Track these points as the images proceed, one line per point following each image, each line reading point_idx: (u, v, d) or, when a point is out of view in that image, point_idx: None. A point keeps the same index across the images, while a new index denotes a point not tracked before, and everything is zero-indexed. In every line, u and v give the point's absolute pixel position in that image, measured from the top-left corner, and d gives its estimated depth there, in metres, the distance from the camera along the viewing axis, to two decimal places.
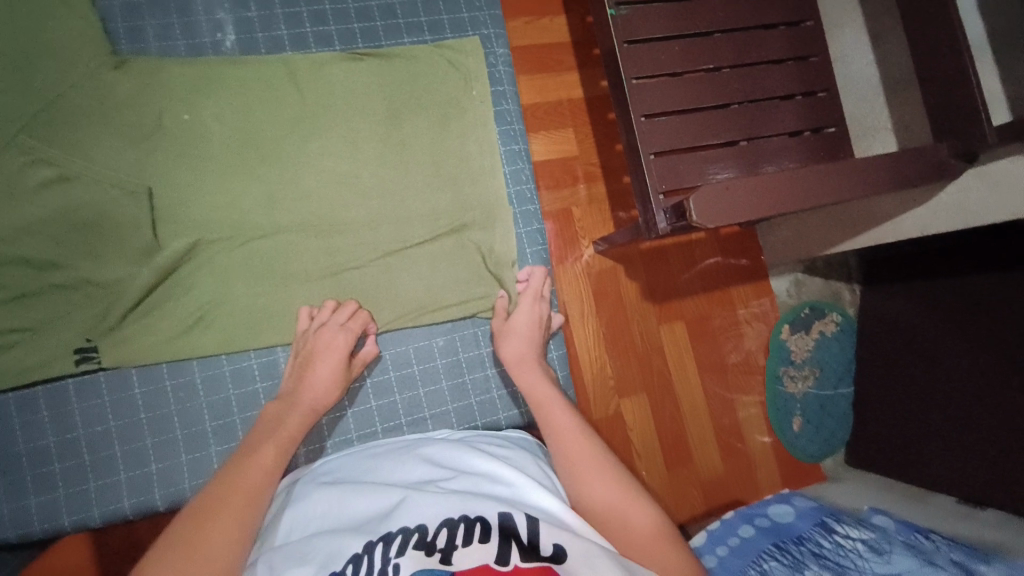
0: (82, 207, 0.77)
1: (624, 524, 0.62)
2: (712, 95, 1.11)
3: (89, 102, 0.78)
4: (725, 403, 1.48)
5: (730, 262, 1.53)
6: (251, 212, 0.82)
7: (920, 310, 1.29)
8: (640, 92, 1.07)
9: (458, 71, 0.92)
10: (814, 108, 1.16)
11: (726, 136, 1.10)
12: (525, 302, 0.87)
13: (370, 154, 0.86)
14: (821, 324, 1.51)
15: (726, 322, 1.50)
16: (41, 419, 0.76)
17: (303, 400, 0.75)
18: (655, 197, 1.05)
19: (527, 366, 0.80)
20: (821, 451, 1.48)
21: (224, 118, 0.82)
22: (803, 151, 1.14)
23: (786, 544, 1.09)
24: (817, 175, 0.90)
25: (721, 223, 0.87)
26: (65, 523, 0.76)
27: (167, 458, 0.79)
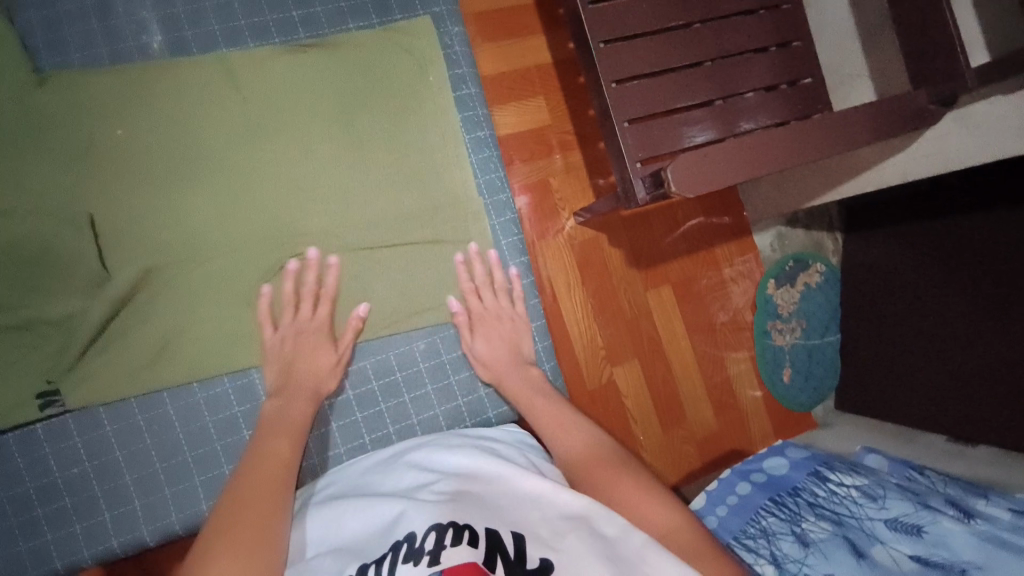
0: (21, 242, 0.71)
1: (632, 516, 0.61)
2: (684, 54, 1.05)
3: (15, 126, 0.72)
4: (715, 361, 1.47)
5: (711, 221, 1.50)
6: (205, 228, 0.76)
7: (905, 255, 1.28)
8: (609, 58, 1.01)
9: (411, 56, 0.86)
10: (789, 60, 1.11)
11: (701, 96, 1.06)
12: (478, 332, 0.85)
13: (326, 155, 0.81)
14: (806, 276, 1.50)
15: (712, 282, 1.49)
16: (14, 468, 0.72)
17: (297, 387, 0.75)
18: (632, 166, 1.01)
19: (507, 375, 0.83)
20: (812, 399, 1.50)
21: (163, 130, 0.76)
22: (781, 107, 1.10)
23: (782, 497, 1.10)
24: (797, 133, 0.87)
25: (701, 191, 0.83)
26: (56, 566, 0.72)
27: (151, 493, 0.75)
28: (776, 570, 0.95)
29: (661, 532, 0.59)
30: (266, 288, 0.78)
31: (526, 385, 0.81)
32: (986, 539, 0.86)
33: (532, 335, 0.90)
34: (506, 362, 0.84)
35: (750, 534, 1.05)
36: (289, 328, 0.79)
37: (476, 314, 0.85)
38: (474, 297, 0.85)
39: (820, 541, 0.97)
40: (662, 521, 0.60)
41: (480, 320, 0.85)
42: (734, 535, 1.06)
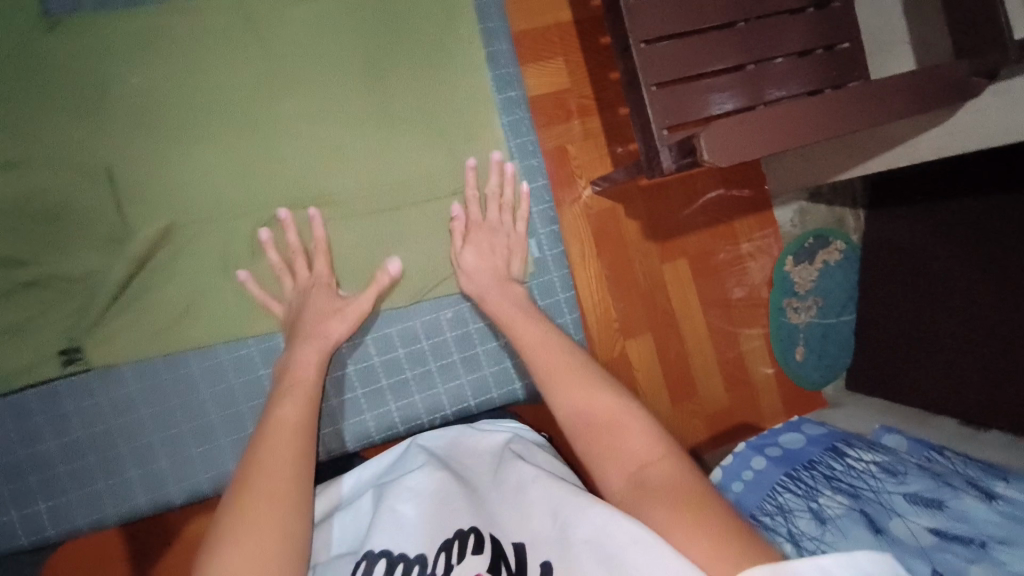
0: (38, 195, 0.68)
1: (624, 451, 0.58)
2: (716, 14, 1.00)
3: (27, 72, 0.68)
4: (730, 337, 1.46)
5: (729, 194, 1.46)
6: (227, 187, 0.73)
7: (927, 236, 1.24)
8: (639, 15, 0.96)
9: (440, 8, 0.81)
10: (826, 23, 1.06)
11: (730, 60, 1.01)
12: (471, 244, 0.80)
13: (350, 113, 0.77)
14: (825, 253, 1.47)
15: (730, 257, 1.46)
16: (37, 425, 0.71)
17: (313, 339, 0.71)
18: (658, 133, 0.97)
19: (486, 291, 0.77)
20: (823, 377, 1.49)
21: (180, 81, 0.72)
22: (816, 72, 1.05)
23: (798, 472, 1.09)
24: (831, 104, 0.83)
25: (734, 159, 0.80)
26: (80, 525, 0.72)
27: (176, 452, 0.74)
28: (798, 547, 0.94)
29: (641, 462, 0.56)
30: (244, 272, 0.74)
31: (508, 298, 0.75)
32: (1007, 517, 0.85)
33: (561, 306, 0.87)
34: (491, 273, 0.79)
35: (767, 510, 1.04)
36: (302, 286, 0.75)
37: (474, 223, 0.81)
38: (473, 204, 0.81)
39: (838, 515, 0.96)
40: (644, 450, 0.57)
41: (477, 230, 0.80)
42: (753, 511, 1.05)
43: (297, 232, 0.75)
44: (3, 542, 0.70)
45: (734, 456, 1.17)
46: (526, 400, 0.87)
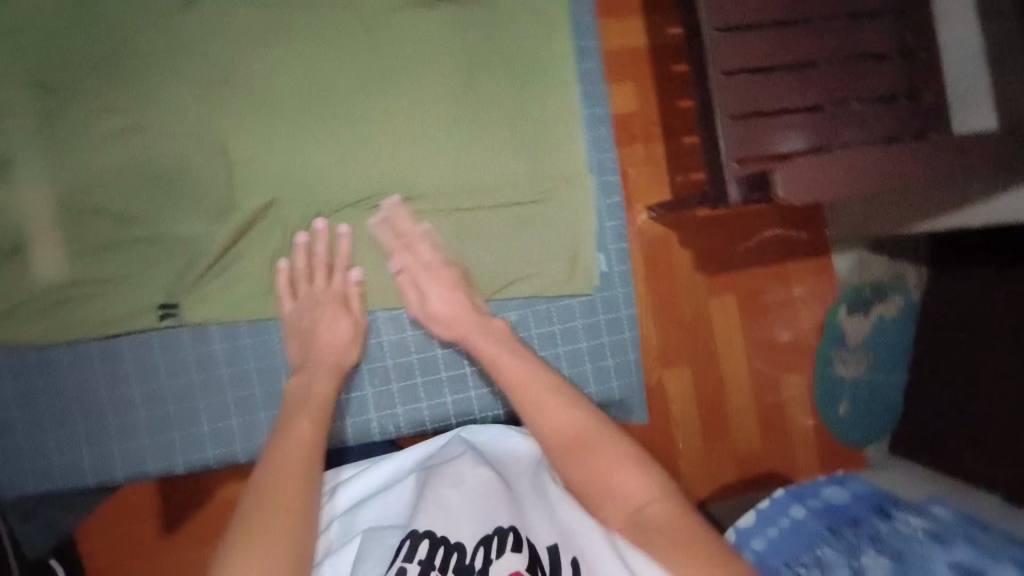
0: (157, 158, 0.73)
1: (614, 496, 0.58)
2: (798, 52, 1.00)
3: (158, 44, 0.74)
4: (771, 380, 1.43)
5: (786, 235, 1.44)
6: (322, 170, 0.77)
7: (980, 299, 1.24)
8: (722, 47, 0.98)
9: (539, 21, 0.82)
10: (911, 72, 1.04)
11: (810, 99, 1.00)
12: (431, 287, 0.77)
13: (442, 113, 0.80)
14: (883, 307, 1.40)
15: (780, 298, 1.43)
16: (126, 369, 0.76)
17: (320, 362, 0.73)
18: (729, 165, 0.98)
19: (466, 330, 0.74)
20: (866, 435, 1.42)
21: (292, 67, 0.77)
22: (897, 120, 1.03)
23: (840, 529, 1.06)
24: (898, 157, 0.85)
25: (803, 199, 0.83)
26: (150, 471, 0.76)
27: (246, 414, 0.78)
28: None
29: (637, 505, 0.57)
30: (302, 236, 0.77)
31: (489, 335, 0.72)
32: None
33: (621, 322, 0.87)
34: (461, 310, 0.76)
35: (803, 560, 1.00)
36: (307, 299, 0.76)
37: (435, 268, 0.78)
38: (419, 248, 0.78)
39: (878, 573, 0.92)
40: (636, 491, 0.58)
41: (425, 276, 0.77)
42: (787, 559, 1.02)
43: (318, 241, 0.77)
44: (72, 479, 0.75)
45: (771, 501, 1.15)
46: None
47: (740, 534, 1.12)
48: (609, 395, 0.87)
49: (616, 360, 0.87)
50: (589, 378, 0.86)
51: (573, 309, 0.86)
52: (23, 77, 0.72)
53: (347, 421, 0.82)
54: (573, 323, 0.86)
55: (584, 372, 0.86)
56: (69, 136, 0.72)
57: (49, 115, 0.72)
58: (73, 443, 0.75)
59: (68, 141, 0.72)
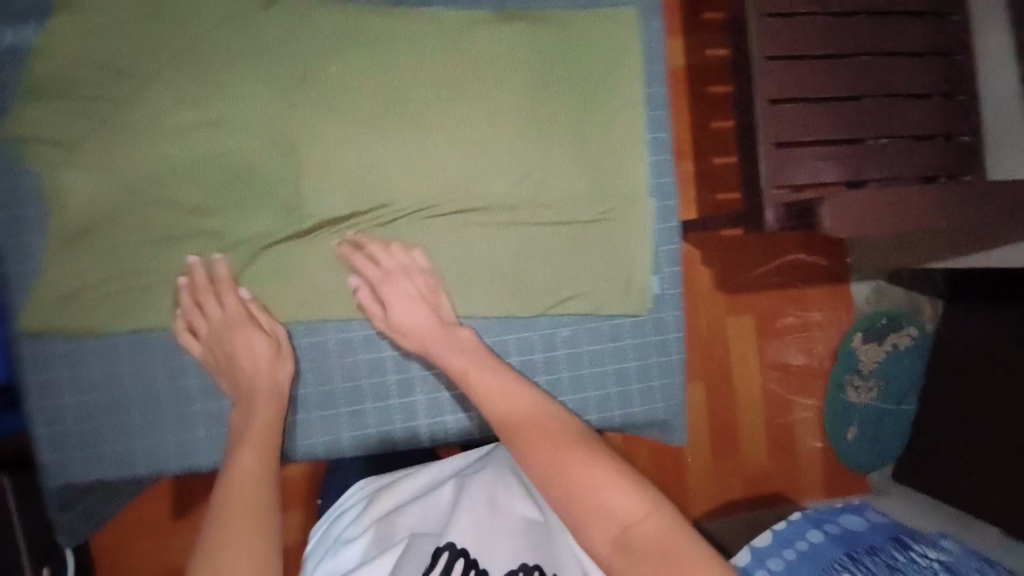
0: (232, 154, 0.73)
1: (600, 510, 0.56)
2: (845, 85, 1.01)
3: (239, 41, 0.73)
4: (782, 402, 1.45)
5: (803, 260, 1.46)
6: (394, 176, 0.78)
7: (994, 337, 1.25)
8: (767, 74, 0.99)
9: (614, 45, 0.83)
10: (950, 113, 1.05)
11: (854, 132, 1.01)
12: (393, 299, 0.76)
13: (511, 129, 0.81)
14: (896, 337, 1.42)
15: (796, 322, 1.45)
16: (184, 361, 0.74)
17: (258, 392, 0.70)
18: (769, 192, 0.99)
19: (430, 342, 0.74)
20: (870, 463, 1.44)
21: (370, 72, 0.77)
22: (935, 158, 1.03)
23: (859, 556, 1.06)
24: (956, 194, 0.85)
25: (853, 231, 0.83)
26: (202, 464, 0.75)
27: (301, 412, 0.80)
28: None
29: (623, 523, 0.55)
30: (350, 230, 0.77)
31: (454, 347, 0.73)
32: None
33: (668, 344, 0.88)
34: (428, 322, 0.75)
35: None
36: (223, 322, 0.72)
37: (413, 274, 0.77)
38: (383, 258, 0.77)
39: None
40: (631, 507, 0.55)
41: (382, 287, 0.76)
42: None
43: (213, 269, 0.73)
44: (122, 469, 0.74)
45: (790, 525, 1.19)
46: (619, 429, 0.88)
47: (759, 554, 1.14)
48: (653, 415, 0.88)
49: (662, 381, 0.88)
50: (634, 398, 0.87)
51: (623, 328, 0.86)
52: (95, 61, 0.70)
53: (397, 424, 0.82)
54: (622, 342, 0.87)
55: (630, 391, 0.87)
56: (145, 125, 0.70)
57: (119, 101, 0.70)
58: (124, 433, 0.74)
59: (139, 129, 0.70)
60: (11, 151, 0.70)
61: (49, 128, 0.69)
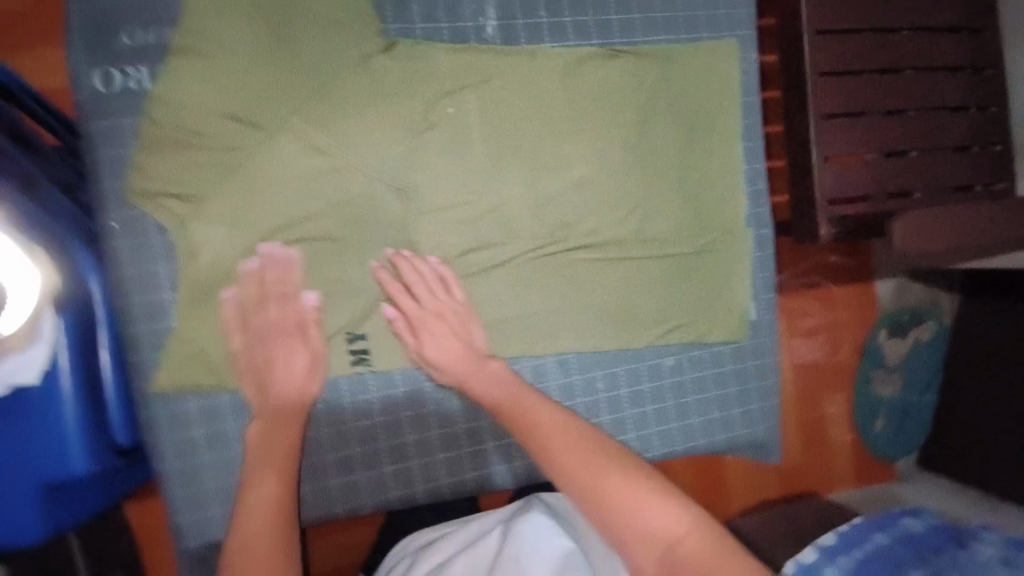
0: (352, 202, 0.73)
1: (641, 525, 0.59)
2: (890, 100, 0.99)
3: (361, 88, 0.71)
4: (812, 399, 1.39)
5: (833, 259, 1.39)
6: (515, 215, 0.79)
7: (996, 327, 1.25)
8: (820, 91, 0.97)
9: (716, 79, 0.85)
10: (983, 125, 1.04)
11: (896, 146, 1.00)
12: (427, 338, 0.74)
13: (618, 164, 0.81)
14: (916, 331, 1.38)
15: (821, 321, 1.39)
16: (315, 412, 0.74)
17: (283, 412, 0.70)
18: (821, 205, 0.99)
19: (471, 377, 0.73)
20: (895, 452, 1.41)
21: (486, 115, 0.77)
22: (970, 169, 1.03)
23: (929, 558, 0.80)
24: (1016, 208, 0.91)
25: (926, 245, 0.87)
26: (337, 510, 0.76)
27: (424, 455, 0.78)
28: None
29: (668, 544, 0.58)
30: (390, 250, 0.75)
31: (484, 381, 0.73)
32: None
33: (766, 367, 0.90)
34: (456, 354, 0.74)
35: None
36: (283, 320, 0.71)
37: (448, 305, 0.75)
38: (420, 291, 0.74)
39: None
40: (668, 523, 0.58)
41: (420, 325, 0.73)
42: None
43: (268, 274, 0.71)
44: None
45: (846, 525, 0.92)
46: (720, 451, 0.90)
47: (805, 567, 0.83)
48: (752, 437, 0.90)
49: (759, 404, 0.90)
50: (736, 421, 0.89)
51: (724, 355, 0.88)
52: (222, 110, 0.68)
53: (517, 461, 0.81)
54: (724, 368, 0.88)
55: (732, 415, 0.89)
56: (273, 177, 0.70)
57: (248, 153, 0.69)
58: None
59: (268, 181, 0.70)
60: (139, 207, 0.67)
61: (181, 181, 0.67)
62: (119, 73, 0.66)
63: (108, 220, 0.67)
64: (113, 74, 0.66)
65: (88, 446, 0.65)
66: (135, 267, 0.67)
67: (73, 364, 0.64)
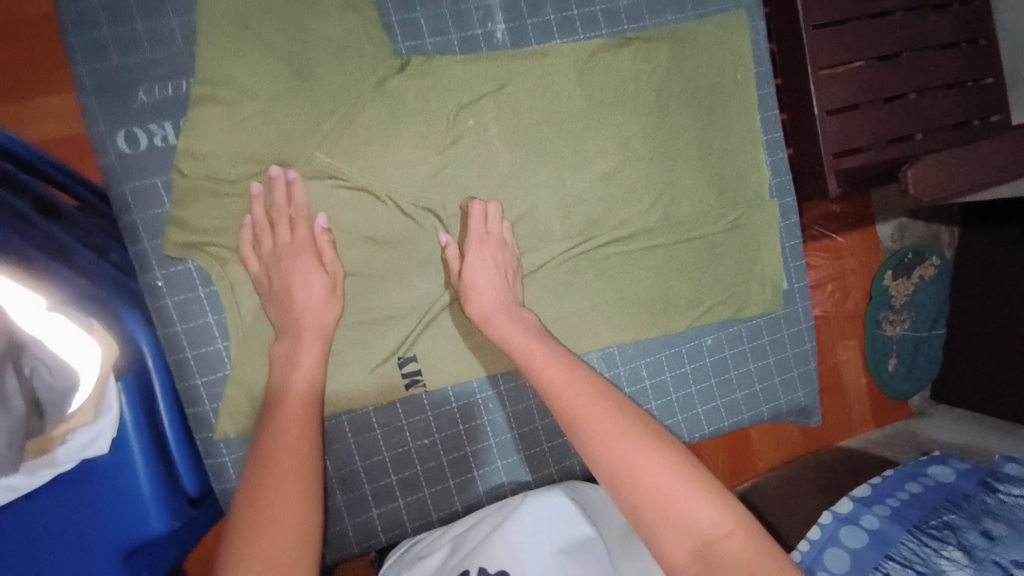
0: (384, 225, 0.73)
1: (684, 517, 0.49)
2: (884, 46, 0.94)
3: (380, 112, 0.71)
4: (826, 349, 1.37)
5: (834, 208, 1.36)
6: (547, 218, 0.78)
7: (1005, 254, 1.23)
8: (816, 46, 0.91)
9: (728, 54, 0.85)
10: (976, 59, 0.99)
11: (894, 92, 0.95)
12: (474, 252, 0.70)
13: (641, 152, 0.81)
14: (920, 270, 1.36)
15: (830, 272, 1.36)
16: (375, 437, 0.74)
17: (290, 404, 0.60)
18: (827, 161, 0.94)
19: (494, 316, 0.68)
20: (913, 390, 1.38)
21: (506, 121, 0.76)
22: (966, 107, 0.99)
23: (963, 504, 0.88)
24: (1015, 143, 0.89)
25: (938, 192, 0.86)
26: (407, 529, 0.76)
27: (485, 464, 0.78)
28: (969, 561, 0.79)
29: (706, 538, 0.48)
30: (445, 238, 0.73)
31: (518, 327, 0.66)
32: None
33: (802, 335, 0.92)
34: (494, 283, 0.70)
35: (931, 526, 0.86)
36: (272, 256, 0.67)
37: (506, 249, 0.73)
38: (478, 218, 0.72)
39: (1007, 539, 0.79)
40: (714, 520, 0.49)
41: (477, 241, 0.71)
42: (911, 526, 0.87)
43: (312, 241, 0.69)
44: (337, 549, 0.74)
45: (884, 476, 0.97)
46: (765, 420, 0.92)
47: (845, 516, 0.92)
48: (796, 403, 0.93)
49: (799, 369, 0.92)
50: (778, 390, 0.92)
51: (761, 328, 0.90)
52: (249, 155, 0.67)
53: (575, 457, 0.82)
54: (761, 340, 0.90)
55: (773, 384, 0.91)
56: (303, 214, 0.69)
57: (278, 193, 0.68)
58: (331, 515, 0.74)
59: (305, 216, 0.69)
60: (184, 259, 0.67)
61: (221, 228, 0.67)
62: (141, 130, 0.65)
63: (153, 279, 0.66)
64: (135, 128, 0.65)
65: (165, 506, 0.64)
66: (187, 323, 0.67)
67: (138, 425, 0.63)
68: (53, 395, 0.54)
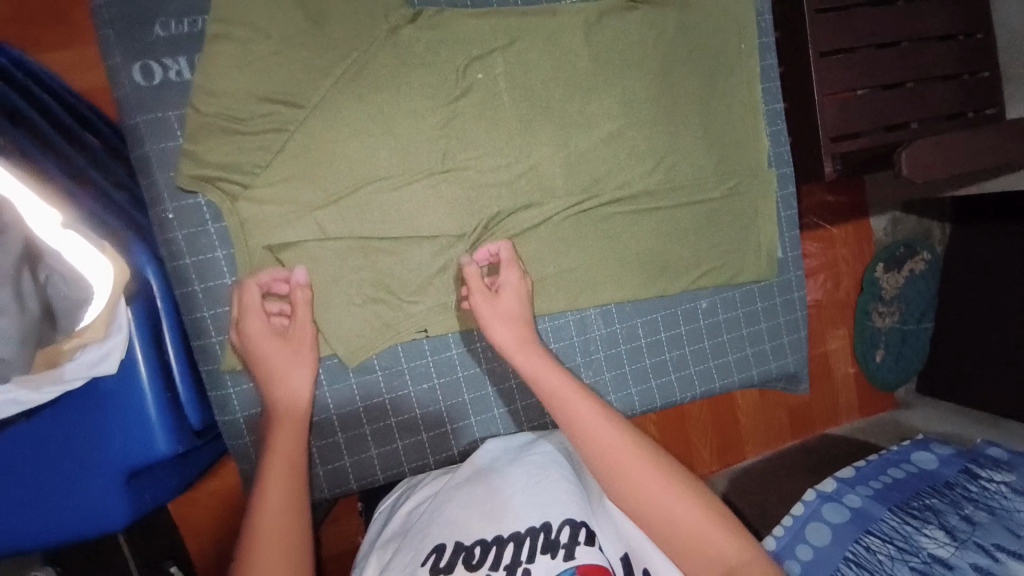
0: (394, 173, 0.74)
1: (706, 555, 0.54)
2: (885, 31, 0.96)
3: (392, 61, 0.73)
4: (817, 334, 1.40)
5: (829, 198, 1.38)
6: (552, 174, 0.80)
7: (992, 247, 1.25)
8: (818, 26, 0.93)
9: (733, 23, 0.87)
10: (972, 51, 1.01)
11: (893, 77, 0.97)
12: (507, 291, 0.71)
13: (644, 115, 0.83)
14: (912, 263, 1.38)
15: (823, 261, 1.39)
16: (376, 379, 0.76)
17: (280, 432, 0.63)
18: (825, 143, 0.96)
19: (524, 353, 0.67)
20: (899, 379, 1.41)
21: (516, 76, 0.78)
22: (961, 97, 1.01)
23: (944, 490, 0.91)
24: (1006, 133, 0.91)
25: (929, 175, 0.87)
26: (406, 470, 0.79)
27: (483, 412, 0.80)
28: (951, 540, 0.82)
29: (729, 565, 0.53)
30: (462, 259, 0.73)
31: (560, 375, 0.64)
32: None
33: (794, 303, 0.95)
34: (512, 316, 0.69)
35: (912, 507, 0.89)
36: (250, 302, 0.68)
37: (523, 288, 0.72)
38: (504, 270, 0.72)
39: (988, 525, 0.82)
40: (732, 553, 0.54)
41: (505, 286, 0.72)
42: (892, 505, 0.90)
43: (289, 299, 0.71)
44: (336, 485, 0.76)
45: (869, 461, 1.00)
46: (755, 385, 0.95)
47: (828, 494, 0.95)
48: (784, 368, 0.95)
49: (789, 337, 0.95)
50: (768, 355, 0.94)
51: (754, 293, 0.92)
52: (261, 95, 0.68)
53: None
54: (754, 305, 0.92)
55: (764, 349, 0.94)
56: (314, 158, 0.71)
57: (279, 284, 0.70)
58: (331, 452, 0.76)
59: (320, 159, 0.71)
60: (196, 193, 0.68)
61: (232, 165, 0.69)
62: (157, 65, 0.67)
63: (164, 211, 0.68)
64: (150, 64, 0.67)
65: (170, 430, 0.66)
66: (196, 257, 0.69)
67: (147, 351, 0.65)
68: (68, 305, 0.55)
